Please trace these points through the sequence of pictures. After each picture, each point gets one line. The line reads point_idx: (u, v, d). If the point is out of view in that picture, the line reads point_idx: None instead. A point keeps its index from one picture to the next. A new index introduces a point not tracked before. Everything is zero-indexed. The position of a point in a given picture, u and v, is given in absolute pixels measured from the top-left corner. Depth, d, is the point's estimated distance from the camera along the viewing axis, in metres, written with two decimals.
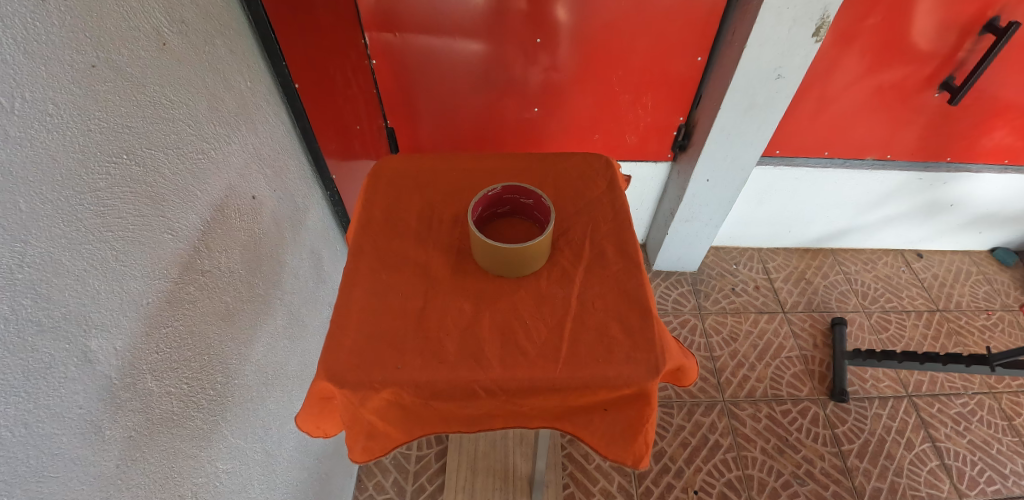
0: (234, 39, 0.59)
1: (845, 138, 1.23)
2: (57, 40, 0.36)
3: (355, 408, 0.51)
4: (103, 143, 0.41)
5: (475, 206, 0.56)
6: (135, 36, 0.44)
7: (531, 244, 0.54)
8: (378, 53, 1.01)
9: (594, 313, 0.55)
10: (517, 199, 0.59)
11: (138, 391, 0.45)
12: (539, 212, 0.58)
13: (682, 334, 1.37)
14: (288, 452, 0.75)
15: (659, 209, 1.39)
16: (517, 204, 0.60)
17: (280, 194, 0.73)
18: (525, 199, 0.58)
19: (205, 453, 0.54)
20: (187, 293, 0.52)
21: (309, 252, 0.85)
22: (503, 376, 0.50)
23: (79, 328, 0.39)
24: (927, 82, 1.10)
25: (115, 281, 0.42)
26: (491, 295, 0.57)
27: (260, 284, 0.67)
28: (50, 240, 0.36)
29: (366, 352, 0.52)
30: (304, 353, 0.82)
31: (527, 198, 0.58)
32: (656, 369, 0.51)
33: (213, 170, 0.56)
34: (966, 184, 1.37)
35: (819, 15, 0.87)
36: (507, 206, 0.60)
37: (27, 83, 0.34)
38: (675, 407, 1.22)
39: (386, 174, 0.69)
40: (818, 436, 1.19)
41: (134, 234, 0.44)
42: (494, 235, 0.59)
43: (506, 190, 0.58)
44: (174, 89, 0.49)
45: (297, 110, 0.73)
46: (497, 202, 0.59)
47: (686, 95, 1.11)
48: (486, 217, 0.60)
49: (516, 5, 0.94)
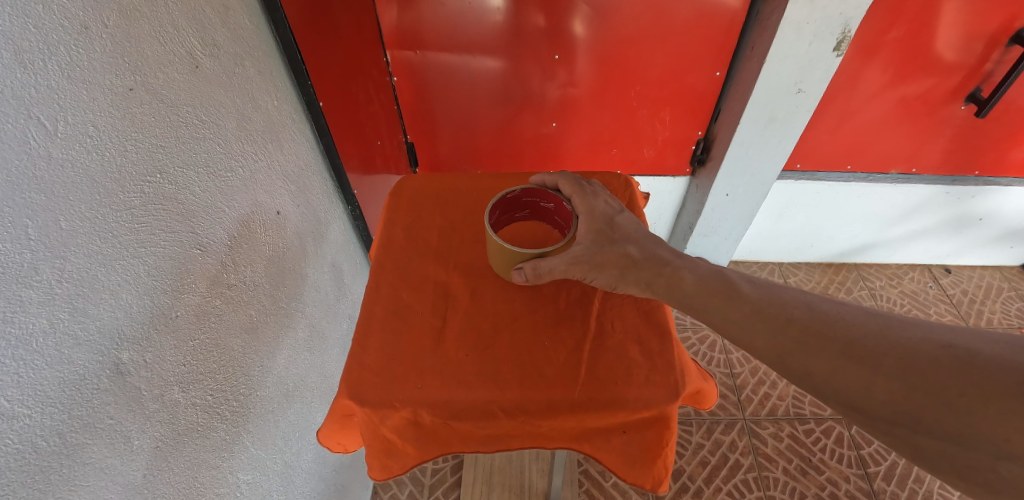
0: (262, 60, 0.61)
1: (868, 152, 1.21)
2: (98, 65, 0.38)
3: (378, 424, 0.51)
4: (138, 162, 0.42)
5: (496, 205, 0.58)
6: (171, 60, 0.46)
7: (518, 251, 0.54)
8: (399, 70, 1.03)
9: (613, 335, 0.55)
10: (537, 202, 0.61)
11: (165, 402, 0.46)
12: (559, 216, 0.61)
13: (700, 350, 1.34)
14: (307, 463, 0.76)
15: (677, 223, 1.38)
16: (536, 205, 0.62)
17: (303, 209, 0.74)
18: (546, 202, 0.61)
19: (226, 464, 0.55)
20: (214, 306, 0.53)
21: (330, 266, 0.87)
22: (522, 395, 0.50)
23: (112, 342, 0.40)
24: (952, 94, 1.08)
25: (148, 296, 0.44)
26: (510, 315, 0.57)
27: (283, 297, 0.68)
28: (87, 257, 0.38)
29: (388, 370, 0.52)
30: (323, 366, 0.83)
31: (549, 202, 0.61)
32: (675, 392, 0.50)
33: (241, 188, 0.58)
34: (996, 199, 1.33)
35: (840, 29, 0.88)
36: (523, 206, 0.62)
37: (70, 108, 0.36)
38: (694, 424, 1.20)
39: (407, 193, 0.70)
40: (842, 457, 1.16)
41: (166, 250, 0.46)
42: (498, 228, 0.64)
43: (527, 191, 0.60)
44: (205, 109, 0.51)
45: (321, 127, 0.75)
46: (515, 202, 0.61)
47: (704, 110, 1.11)
48: (505, 214, 0.62)
49: (535, 22, 0.95)
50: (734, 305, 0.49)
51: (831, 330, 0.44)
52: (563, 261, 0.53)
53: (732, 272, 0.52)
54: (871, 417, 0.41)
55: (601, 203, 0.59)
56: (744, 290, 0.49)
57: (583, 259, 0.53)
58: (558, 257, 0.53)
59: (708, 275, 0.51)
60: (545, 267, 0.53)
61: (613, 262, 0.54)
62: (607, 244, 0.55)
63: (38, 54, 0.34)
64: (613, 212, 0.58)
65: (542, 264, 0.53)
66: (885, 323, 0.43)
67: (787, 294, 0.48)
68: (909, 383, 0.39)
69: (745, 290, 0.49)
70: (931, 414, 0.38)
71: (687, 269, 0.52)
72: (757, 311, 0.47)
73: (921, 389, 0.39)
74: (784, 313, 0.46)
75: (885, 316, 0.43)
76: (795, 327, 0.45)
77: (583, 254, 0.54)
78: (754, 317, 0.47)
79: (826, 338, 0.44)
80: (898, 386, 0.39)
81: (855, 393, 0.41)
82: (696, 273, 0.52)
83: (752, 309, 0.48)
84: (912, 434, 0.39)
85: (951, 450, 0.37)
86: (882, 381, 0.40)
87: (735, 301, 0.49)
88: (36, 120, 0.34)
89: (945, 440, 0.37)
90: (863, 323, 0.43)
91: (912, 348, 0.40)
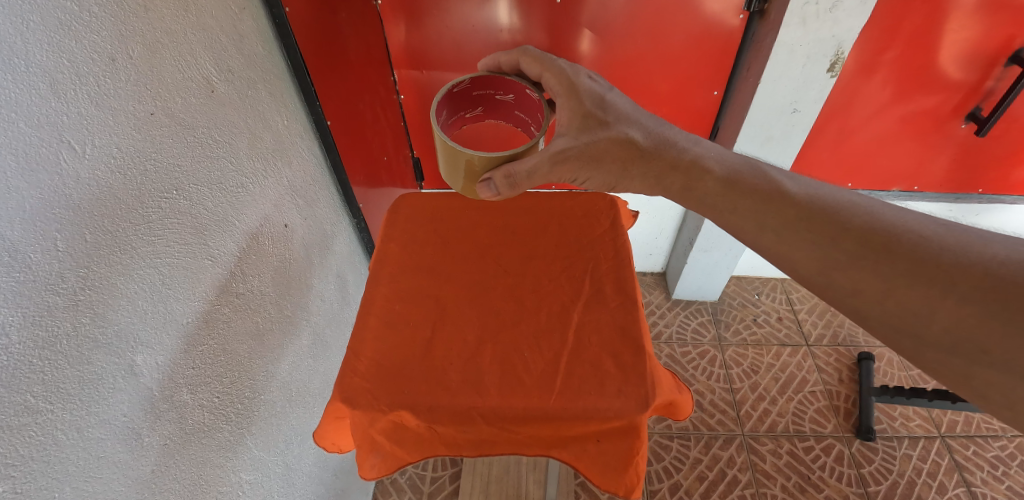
0: (273, 82, 0.66)
1: (869, 169, 1.22)
2: (123, 93, 0.42)
3: (367, 426, 0.54)
4: (156, 179, 0.46)
5: (443, 93, 0.55)
6: (189, 85, 0.50)
7: (486, 156, 0.52)
8: (406, 88, 1.07)
9: (590, 348, 0.57)
10: (491, 92, 0.60)
11: (175, 403, 0.50)
12: (519, 110, 0.62)
13: (700, 365, 1.34)
14: (308, 466, 0.79)
15: (678, 237, 1.39)
16: (490, 97, 0.61)
17: (310, 221, 0.78)
18: (501, 92, 0.60)
19: (230, 463, 0.58)
20: (222, 313, 0.56)
21: (335, 275, 0.90)
22: (501, 403, 0.53)
23: (127, 346, 0.44)
24: (953, 113, 1.08)
25: (161, 303, 0.47)
26: (494, 328, 0.60)
27: (290, 306, 0.72)
28: (109, 267, 0.41)
29: (378, 376, 0.55)
30: (326, 372, 0.86)
31: (507, 93, 0.60)
32: (646, 403, 0.53)
33: (250, 202, 0.62)
34: (1002, 217, 1.33)
35: (833, 51, 0.90)
36: (475, 100, 0.62)
37: (96, 132, 0.40)
38: (692, 439, 1.21)
39: (405, 209, 0.73)
40: (842, 475, 1.16)
41: (180, 261, 0.50)
42: (449, 126, 0.62)
43: (477, 81, 0.58)
44: (218, 129, 0.55)
45: (328, 144, 0.80)
46: (466, 95, 0.60)
47: (703, 127, 1.13)
48: (456, 106, 0.60)
49: (536, 42, 0.98)
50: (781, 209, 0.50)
51: (897, 250, 0.44)
52: (542, 161, 0.52)
53: (770, 169, 0.54)
54: (926, 343, 0.42)
55: (584, 82, 0.58)
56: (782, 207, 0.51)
57: (573, 153, 0.54)
58: (535, 157, 0.52)
59: (738, 167, 0.54)
60: (520, 172, 0.52)
61: (608, 150, 0.55)
62: (598, 128, 0.56)
63: (70, 84, 0.38)
64: (599, 93, 0.57)
65: (516, 170, 0.51)
66: (965, 240, 0.43)
67: (838, 198, 0.50)
68: (983, 310, 0.39)
69: (794, 192, 0.51)
70: (981, 377, 0.40)
71: (712, 160, 0.55)
72: (806, 218, 0.49)
73: (999, 329, 0.39)
74: (838, 230, 0.47)
75: (964, 234, 0.44)
76: (852, 239, 0.46)
77: (575, 149, 0.55)
78: (801, 228, 0.49)
79: (890, 254, 0.44)
80: (968, 311, 0.40)
81: (916, 329, 0.43)
82: (721, 163, 0.54)
83: (797, 215, 0.49)
84: (973, 363, 0.40)
85: (1006, 399, 0.39)
86: (951, 304, 0.41)
87: (777, 204, 0.50)
88: (67, 144, 0.38)
89: (1005, 376, 0.39)
90: (938, 239, 0.44)
91: (995, 269, 0.40)
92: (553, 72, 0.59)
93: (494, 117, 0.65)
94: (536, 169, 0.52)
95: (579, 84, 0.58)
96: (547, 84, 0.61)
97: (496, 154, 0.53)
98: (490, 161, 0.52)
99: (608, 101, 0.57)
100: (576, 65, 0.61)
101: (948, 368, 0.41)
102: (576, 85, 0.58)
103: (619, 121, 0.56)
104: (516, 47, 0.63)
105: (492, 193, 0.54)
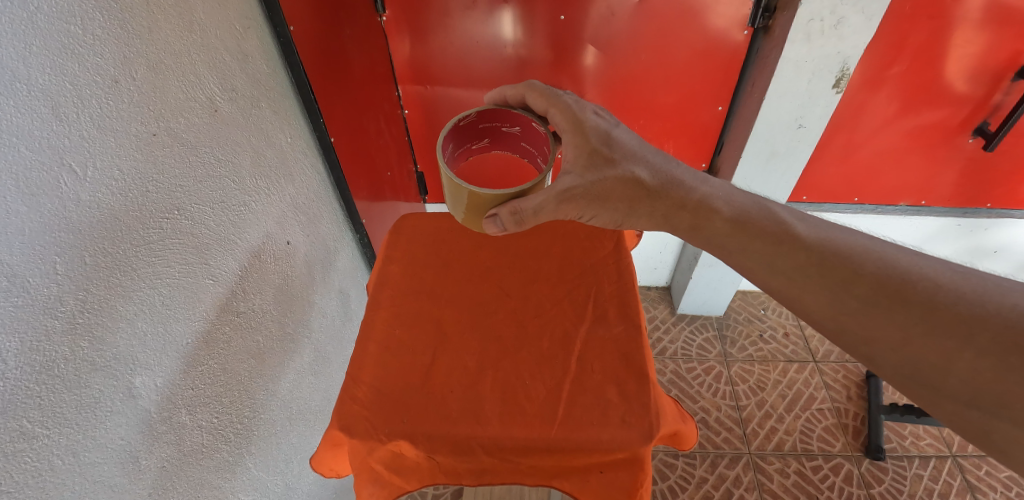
0: (277, 100, 0.66)
1: (875, 184, 1.22)
2: (125, 115, 0.42)
3: (366, 454, 0.53)
4: (158, 200, 0.46)
5: (449, 129, 0.55)
6: (192, 105, 0.50)
7: (493, 193, 0.51)
8: (410, 103, 1.08)
9: (592, 375, 0.57)
10: (499, 125, 0.60)
11: (173, 424, 0.49)
12: (525, 142, 0.61)
13: (705, 382, 1.33)
14: (308, 486, 0.78)
15: (682, 252, 1.38)
16: (497, 129, 0.61)
17: (313, 239, 0.78)
18: (508, 125, 0.60)
19: (228, 485, 0.58)
20: (223, 332, 0.56)
21: (337, 292, 0.90)
22: (501, 434, 0.52)
23: (126, 368, 0.43)
24: (960, 128, 1.07)
25: (161, 324, 0.47)
26: (496, 354, 0.59)
27: (291, 323, 0.72)
28: (108, 289, 0.41)
29: (377, 404, 0.55)
30: (328, 389, 0.86)
31: (513, 126, 0.60)
32: (649, 435, 0.52)
33: (252, 221, 0.62)
34: (1012, 231, 1.31)
35: (838, 67, 0.90)
36: (482, 132, 0.61)
37: (98, 156, 0.40)
38: (697, 457, 1.19)
39: (406, 231, 0.73)
40: (851, 496, 1.14)
41: (180, 281, 0.49)
42: (457, 158, 0.62)
43: (484, 115, 0.58)
44: (221, 148, 0.55)
45: (331, 161, 0.80)
46: (472, 127, 0.59)
47: (708, 142, 1.13)
48: (463, 139, 0.60)
49: (539, 57, 0.98)
50: (788, 251, 0.50)
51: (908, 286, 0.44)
52: (548, 199, 0.52)
53: (777, 209, 0.53)
54: (942, 393, 0.41)
55: (591, 120, 0.57)
56: (790, 233, 0.50)
57: (579, 194, 0.54)
58: (541, 195, 0.52)
59: (746, 207, 0.54)
60: (527, 208, 0.51)
61: (614, 189, 0.54)
62: (605, 165, 0.55)
63: (72, 107, 0.38)
64: (605, 130, 0.56)
65: (522, 206, 0.51)
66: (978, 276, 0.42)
67: (850, 243, 0.48)
68: (996, 361, 0.38)
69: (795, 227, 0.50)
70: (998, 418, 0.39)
71: (721, 200, 0.54)
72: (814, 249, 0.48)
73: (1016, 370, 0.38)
74: (851, 267, 0.47)
75: (978, 279, 0.43)
76: (859, 286, 0.46)
77: (581, 189, 0.54)
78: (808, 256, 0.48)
79: (902, 302, 0.44)
80: (978, 356, 0.39)
81: (931, 365, 0.42)
82: (730, 204, 0.54)
83: (809, 259, 0.49)
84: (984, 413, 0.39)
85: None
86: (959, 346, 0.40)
87: (779, 245, 0.50)
88: (68, 167, 0.37)
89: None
90: (954, 287, 0.43)
91: (1005, 314, 0.39)
92: (560, 108, 0.58)
93: (501, 148, 0.65)
94: (542, 207, 0.52)
95: (585, 120, 0.56)
96: (553, 119, 0.59)
97: (503, 190, 0.52)
98: (497, 198, 0.52)
99: (614, 138, 0.56)
100: (582, 100, 0.60)
101: (964, 418, 0.41)
102: (583, 122, 0.56)
103: (626, 158, 0.55)
104: (523, 81, 0.61)
105: (498, 228, 0.54)
